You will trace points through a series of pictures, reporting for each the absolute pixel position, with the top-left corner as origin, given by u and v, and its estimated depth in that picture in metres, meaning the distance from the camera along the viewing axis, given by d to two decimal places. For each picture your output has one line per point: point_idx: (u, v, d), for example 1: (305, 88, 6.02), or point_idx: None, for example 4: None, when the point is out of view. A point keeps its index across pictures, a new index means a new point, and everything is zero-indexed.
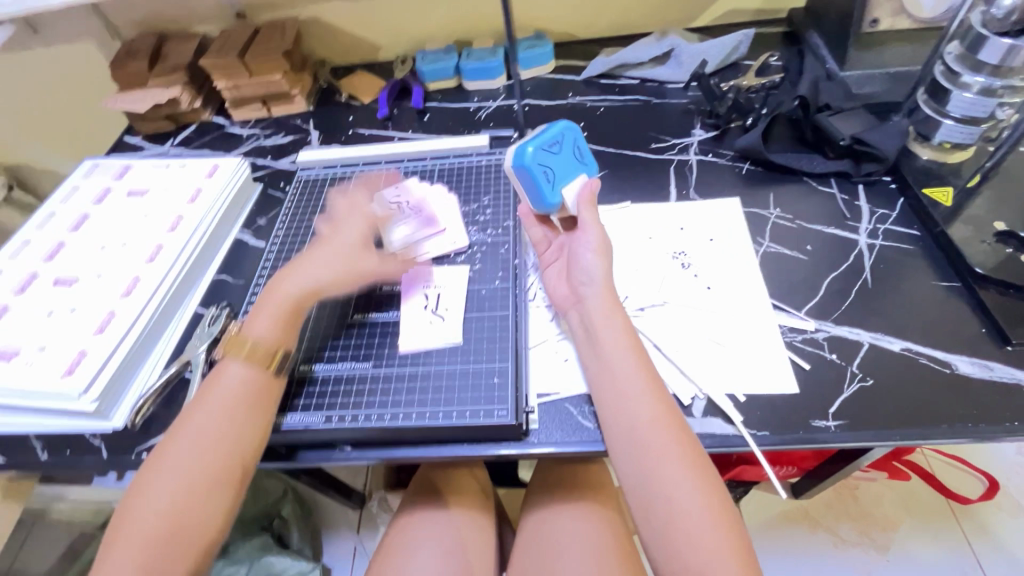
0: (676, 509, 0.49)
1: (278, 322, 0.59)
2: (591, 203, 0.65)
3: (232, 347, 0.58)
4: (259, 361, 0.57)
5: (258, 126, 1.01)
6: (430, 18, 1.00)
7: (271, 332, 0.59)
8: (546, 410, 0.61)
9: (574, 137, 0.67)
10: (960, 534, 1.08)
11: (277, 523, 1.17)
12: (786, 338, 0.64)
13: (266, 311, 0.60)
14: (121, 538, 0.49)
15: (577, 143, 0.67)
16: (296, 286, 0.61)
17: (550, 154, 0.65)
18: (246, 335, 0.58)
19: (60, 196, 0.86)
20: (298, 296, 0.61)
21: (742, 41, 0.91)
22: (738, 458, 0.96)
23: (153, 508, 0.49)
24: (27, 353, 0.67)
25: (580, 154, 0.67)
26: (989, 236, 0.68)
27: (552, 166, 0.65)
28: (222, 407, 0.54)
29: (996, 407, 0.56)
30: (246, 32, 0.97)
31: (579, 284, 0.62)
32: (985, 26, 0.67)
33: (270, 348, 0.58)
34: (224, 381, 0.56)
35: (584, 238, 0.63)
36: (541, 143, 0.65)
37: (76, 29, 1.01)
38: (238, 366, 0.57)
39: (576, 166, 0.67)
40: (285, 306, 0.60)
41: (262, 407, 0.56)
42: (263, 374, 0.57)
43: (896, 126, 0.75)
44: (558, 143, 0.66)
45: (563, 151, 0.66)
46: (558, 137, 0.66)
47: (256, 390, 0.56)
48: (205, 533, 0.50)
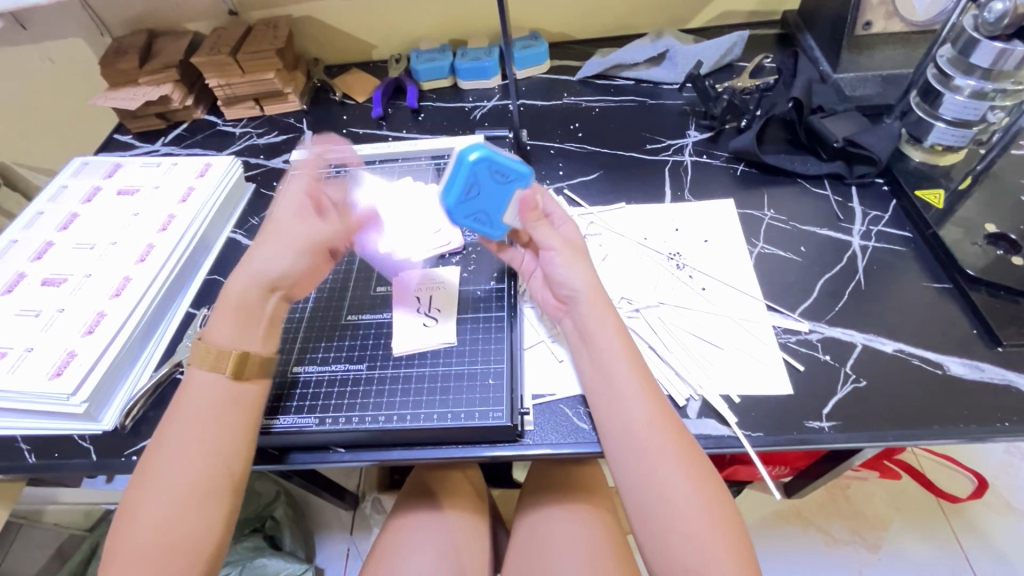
0: (676, 515, 0.49)
1: (238, 324, 0.58)
2: (537, 220, 0.62)
3: (197, 356, 0.56)
4: (229, 368, 0.56)
5: (251, 125, 1.00)
6: (425, 17, 1.00)
7: (232, 337, 0.57)
8: (541, 411, 0.61)
9: (485, 163, 0.56)
10: (950, 533, 1.09)
11: (269, 524, 1.15)
12: (780, 339, 0.64)
13: (229, 316, 0.58)
14: (121, 553, 0.49)
15: (494, 166, 0.56)
16: (250, 283, 0.59)
17: (472, 202, 0.58)
18: (208, 342, 0.56)
19: (48, 195, 0.85)
20: (254, 296, 0.59)
21: (736, 43, 0.91)
22: (732, 458, 0.96)
23: (149, 522, 0.49)
24: (15, 354, 0.66)
25: (502, 173, 0.57)
26: (980, 238, 0.68)
27: (482, 206, 0.59)
28: (192, 415, 0.53)
29: (987, 408, 0.57)
30: (238, 30, 0.96)
31: (562, 292, 0.60)
32: (976, 30, 0.67)
33: (229, 351, 0.56)
34: (192, 389, 0.55)
35: (551, 252, 0.60)
36: (456, 197, 0.57)
37: (65, 25, 1.00)
38: (202, 373, 0.55)
39: (506, 188, 0.58)
40: (243, 306, 0.58)
41: (234, 407, 0.55)
42: (228, 378, 0.55)
43: (889, 128, 0.75)
44: (476, 183, 0.57)
45: (482, 187, 0.57)
46: (470, 179, 0.56)
47: (222, 394, 0.55)
48: (205, 543, 0.50)
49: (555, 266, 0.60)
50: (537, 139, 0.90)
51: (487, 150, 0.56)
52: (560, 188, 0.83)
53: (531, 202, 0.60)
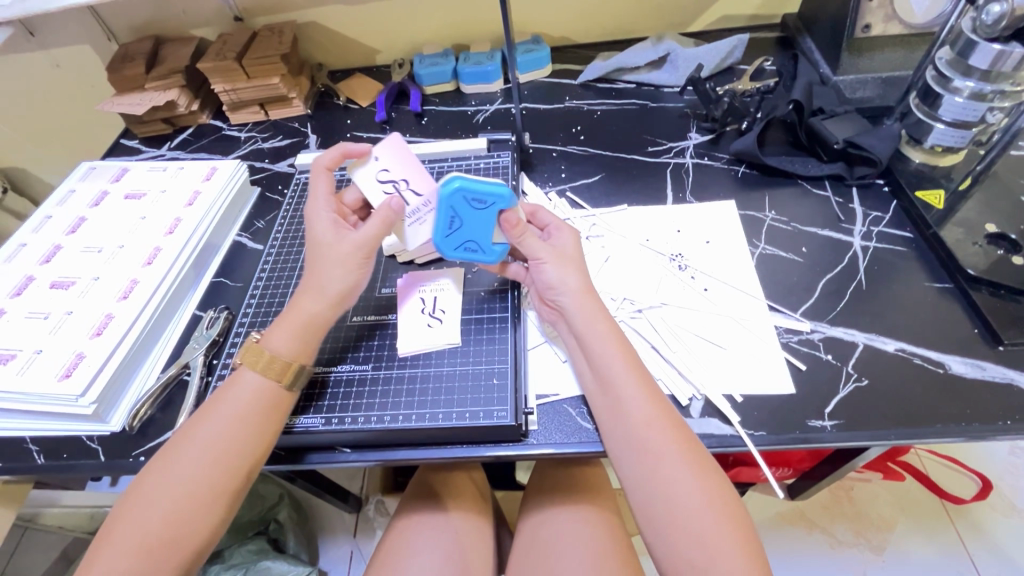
0: (682, 514, 0.49)
1: (298, 336, 0.58)
2: (520, 233, 0.61)
3: (249, 356, 0.57)
4: (275, 373, 0.56)
5: (256, 129, 1.01)
6: (427, 22, 1.01)
7: (290, 346, 0.57)
8: (545, 411, 0.62)
9: (461, 193, 0.59)
10: (955, 535, 1.08)
11: (273, 527, 1.16)
12: (782, 339, 0.64)
13: (287, 327, 0.58)
14: (117, 535, 0.49)
15: (468, 194, 0.59)
16: (316, 299, 0.59)
17: (457, 233, 0.62)
18: (265, 345, 0.57)
19: (56, 198, 0.86)
20: (320, 309, 0.59)
21: (737, 45, 0.92)
22: (735, 460, 0.96)
23: (152, 508, 0.50)
24: (24, 356, 0.66)
25: (479, 200, 0.60)
26: (980, 238, 0.69)
27: (469, 233, 0.62)
28: (231, 414, 0.54)
29: (989, 406, 0.57)
30: (244, 36, 0.97)
31: (550, 297, 0.61)
32: (974, 32, 0.68)
33: (288, 361, 0.57)
34: (238, 387, 0.56)
35: (537, 262, 0.61)
36: (441, 230, 0.62)
37: (73, 32, 1.01)
38: (254, 374, 0.56)
39: (485, 213, 0.60)
40: (305, 319, 0.59)
41: (271, 416, 0.55)
42: (278, 386, 0.56)
43: (889, 130, 0.76)
44: (455, 215, 0.61)
45: (464, 218, 0.61)
46: (451, 212, 0.60)
47: (269, 401, 0.56)
48: (195, 541, 0.50)
49: (541, 275, 0.61)
50: (539, 142, 0.91)
51: (459, 179, 0.59)
52: (563, 191, 0.83)
53: (513, 219, 0.60)
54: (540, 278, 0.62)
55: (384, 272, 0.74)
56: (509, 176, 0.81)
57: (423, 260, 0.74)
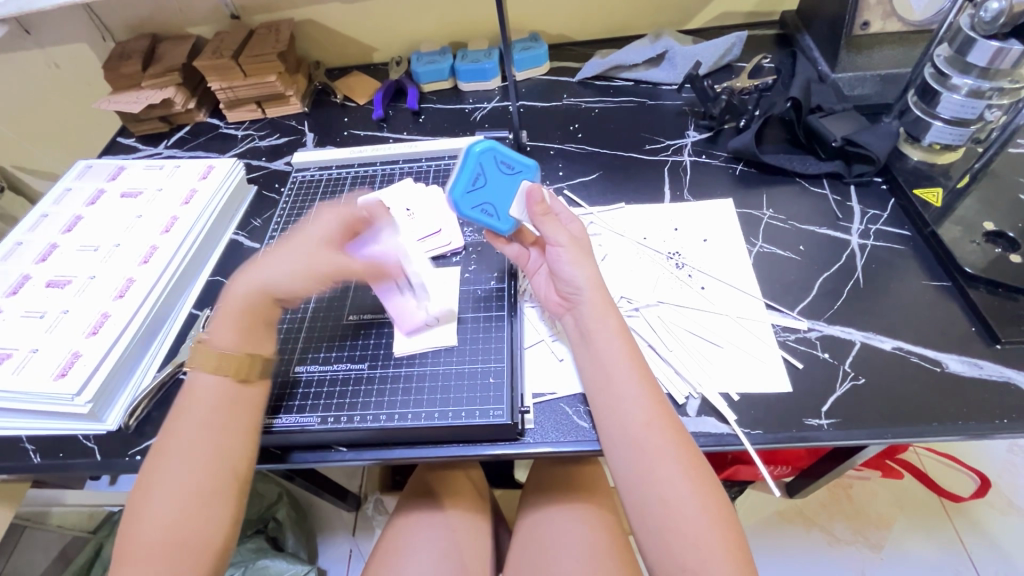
0: (672, 516, 0.49)
1: (241, 328, 0.58)
2: (544, 215, 0.62)
3: (198, 357, 0.56)
4: (228, 369, 0.56)
5: (253, 128, 1.01)
6: (424, 20, 1.01)
7: (236, 340, 0.58)
8: (542, 410, 0.62)
9: (491, 153, 0.62)
10: (953, 533, 1.08)
11: (272, 525, 1.16)
12: (779, 338, 0.64)
13: (230, 319, 0.59)
14: (128, 552, 0.49)
15: (501, 158, 0.63)
16: (260, 288, 0.59)
17: (479, 192, 0.63)
18: (211, 343, 0.57)
19: (53, 197, 0.86)
20: (257, 297, 0.59)
21: (735, 43, 0.92)
22: (733, 458, 0.96)
23: (158, 520, 0.50)
24: (20, 355, 0.66)
25: (508, 165, 0.63)
26: (979, 237, 0.68)
27: (489, 197, 0.63)
28: (204, 417, 0.54)
29: (987, 405, 0.57)
30: (240, 34, 0.97)
31: (566, 292, 0.61)
32: (973, 29, 0.67)
33: (235, 355, 0.57)
34: (196, 390, 0.55)
35: (556, 248, 0.60)
36: (464, 185, 0.63)
37: (69, 30, 1.00)
38: (209, 375, 0.56)
39: (511, 179, 0.63)
40: (248, 311, 0.59)
41: (237, 414, 0.55)
42: (234, 382, 0.56)
43: (887, 128, 0.76)
44: (482, 172, 0.63)
45: (488, 176, 0.63)
46: (478, 168, 0.62)
47: (229, 399, 0.55)
48: (208, 546, 0.50)
49: (561, 263, 0.60)
50: (537, 140, 0.91)
51: (492, 142, 0.62)
52: (560, 189, 0.83)
53: (537, 197, 0.62)
54: (555, 265, 0.61)
55: None
56: None
57: None
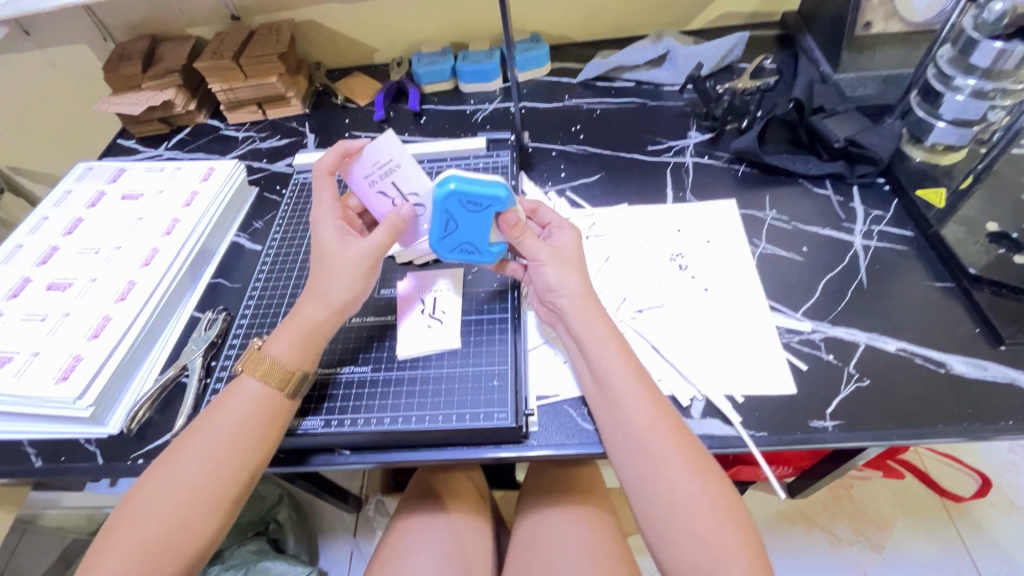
0: (682, 516, 0.49)
1: (301, 345, 0.57)
2: (521, 235, 0.60)
3: (250, 363, 0.57)
4: (275, 380, 0.56)
5: (253, 129, 1.00)
6: (425, 20, 1.00)
7: (296, 359, 0.57)
8: (546, 412, 0.61)
9: (454, 197, 0.58)
10: (954, 533, 1.08)
11: (273, 527, 1.16)
12: (783, 339, 0.64)
13: (290, 333, 0.58)
14: (116, 540, 0.49)
15: (465, 198, 0.58)
16: (320, 309, 0.58)
17: (453, 235, 0.61)
18: (267, 352, 0.57)
19: (53, 199, 0.85)
20: (323, 318, 0.58)
21: (737, 44, 0.92)
22: (735, 459, 0.96)
23: (149, 516, 0.49)
24: (21, 358, 0.66)
25: (474, 203, 0.58)
26: (982, 237, 0.68)
27: (464, 236, 0.61)
28: (228, 422, 0.54)
29: (992, 406, 0.57)
30: (241, 35, 0.96)
31: (549, 299, 0.61)
32: (976, 29, 0.67)
33: (290, 369, 0.56)
34: (237, 395, 0.55)
35: (536, 264, 0.61)
36: (437, 232, 0.61)
37: (70, 30, 1.00)
38: (256, 382, 0.56)
39: (482, 214, 0.59)
40: (315, 333, 0.58)
41: (268, 422, 0.55)
42: (279, 394, 0.56)
43: (890, 128, 0.76)
44: (450, 216, 0.59)
45: (459, 219, 0.60)
46: (445, 215, 0.59)
47: (264, 407, 0.55)
48: (196, 545, 0.50)
49: (540, 277, 0.61)
50: (538, 142, 0.91)
51: (451, 184, 0.57)
52: (562, 190, 0.83)
53: (512, 220, 0.59)
54: (537, 280, 0.61)
55: (383, 273, 0.74)
56: (508, 175, 0.80)
57: (423, 260, 0.73)
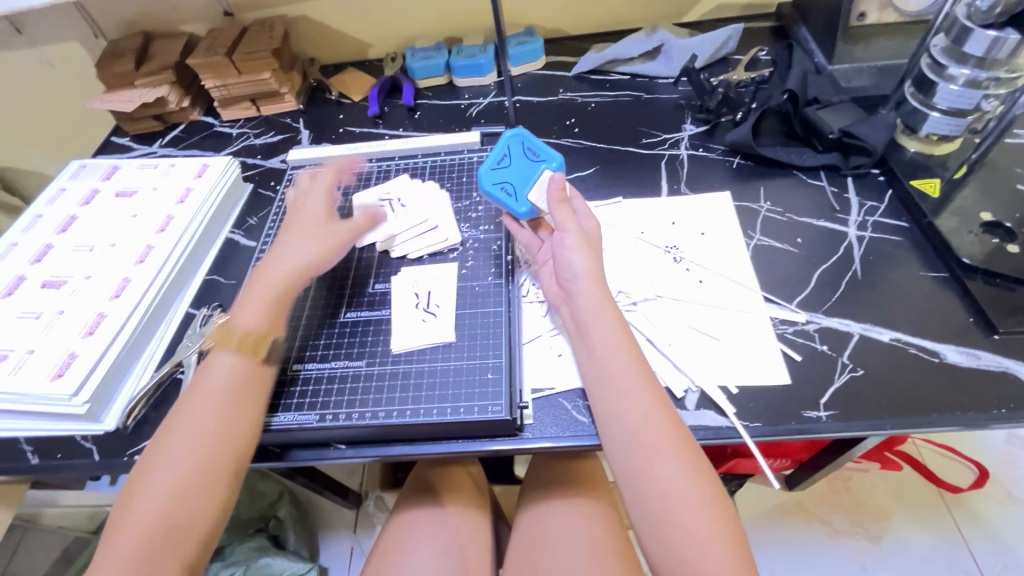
0: (672, 508, 0.49)
1: (268, 309, 0.59)
2: (561, 202, 0.63)
3: (220, 338, 0.57)
4: (248, 349, 0.57)
5: (247, 126, 1.00)
6: (419, 15, 1.00)
7: (261, 321, 0.58)
8: (540, 405, 0.62)
9: (520, 139, 0.70)
10: (952, 524, 1.09)
11: (273, 524, 1.16)
12: (777, 330, 0.64)
13: (255, 299, 0.59)
14: (118, 530, 0.49)
15: (527, 143, 0.70)
16: (283, 272, 0.61)
17: (502, 170, 0.68)
18: (234, 325, 0.58)
19: (47, 197, 0.85)
20: (287, 280, 0.61)
21: (730, 36, 0.92)
22: (733, 451, 0.96)
23: (150, 504, 0.49)
24: (16, 356, 0.66)
25: (534, 152, 0.69)
26: (976, 227, 0.68)
27: (509, 175, 0.68)
28: (215, 397, 0.54)
29: (986, 395, 0.57)
30: (234, 31, 0.96)
31: (563, 280, 0.61)
32: (969, 19, 0.68)
33: (258, 335, 0.58)
34: (216, 371, 0.56)
35: (559, 240, 0.61)
36: (490, 161, 0.69)
37: (62, 28, 1.00)
38: (228, 355, 0.57)
39: (533, 164, 0.69)
40: (279, 296, 0.60)
41: (254, 394, 0.56)
42: (255, 363, 0.57)
43: (883, 119, 0.76)
44: (509, 152, 0.69)
45: (513, 159, 0.69)
46: (505, 150, 0.69)
47: (246, 377, 0.56)
48: (202, 527, 0.50)
49: (563, 252, 0.60)
50: (533, 136, 0.91)
51: (520, 132, 0.70)
52: None
53: (557, 181, 0.64)
54: (557, 258, 0.61)
55: (377, 268, 0.74)
56: None
57: (418, 256, 0.73)
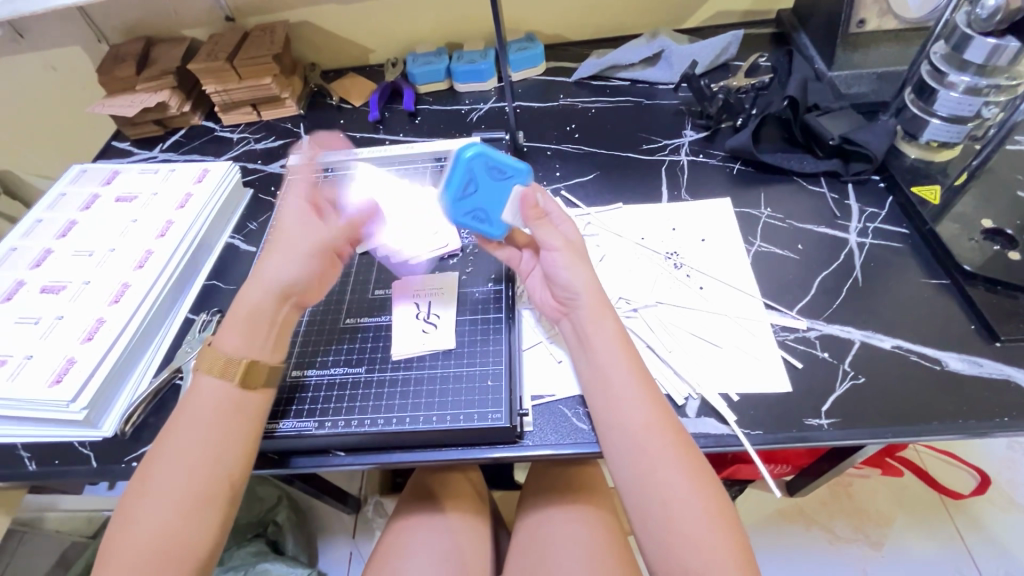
0: (675, 518, 0.49)
1: (249, 333, 0.57)
2: (538, 219, 0.60)
3: (204, 362, 0.56)
4: (230, 374, 0.55)
5: (248, 130, 1.00)
6: (420, 20, 1.00)
7: (245, 346, 0.57)
8: (541, 412, 0.61)
9: (481, 157, 0.58)
10: (954, 530, 1.08)
11: (272, 529, 1.15)
12: (778, 337, 0.64)
13: (237, 322, 0.57)
14: (114, 556, 0.49)
15: (491, 162, 0.58)
16: (262, 292, 0.58)
17: (469, 199, 0.60)
18: (217, 347, 0.56)
19: (47, 202, 0.85)
20: (268, 301, 0.58)
21: (731, 42, 0.92)
22: (733, 457, 0.96)
23: (142, 532, 0.49)
24: (14, 362, 0.66)
25: (500, 170, 0.59)
26: (977, 234, 0.68)
27: (479, 202, 0.60)
28: (199, 425, 0.53)
29: (987, 403, 0.57)
30: (235, 36, 0.96)
31: (560, 294, 0.60)
32: (969, 26, 0.68)
33: (242, 361, 0.56)
34: (198, 398, 0.55)
35: (551, 253, 0.60)
36: (454, 193, 0.59)
37: (63, 32, 1.00)
38: (212, 380, 0.55)
39: (503, 183, 0.60)
40: (262, 317, 0.58)
41: (238, 419, 0.55)
42: (238, 387, 0.55)
43: (884, 125, 0.76)
44: (473, 178, 0.58)
45: (479, 183, 0.59)
46: (467, 175, 0.58)
47: (231, 403, 0.55)
48: (196, 553, 0.50)
49: (556, 267, 0.59)
50: (534, 141, 0.91)
51: (480, 147, 0.58)
52: (557, 190, 0.83)
53: (531, 199, 0.60)
54: (551, 272, 0.60)
55: (378, 274, 0.73)
56: None
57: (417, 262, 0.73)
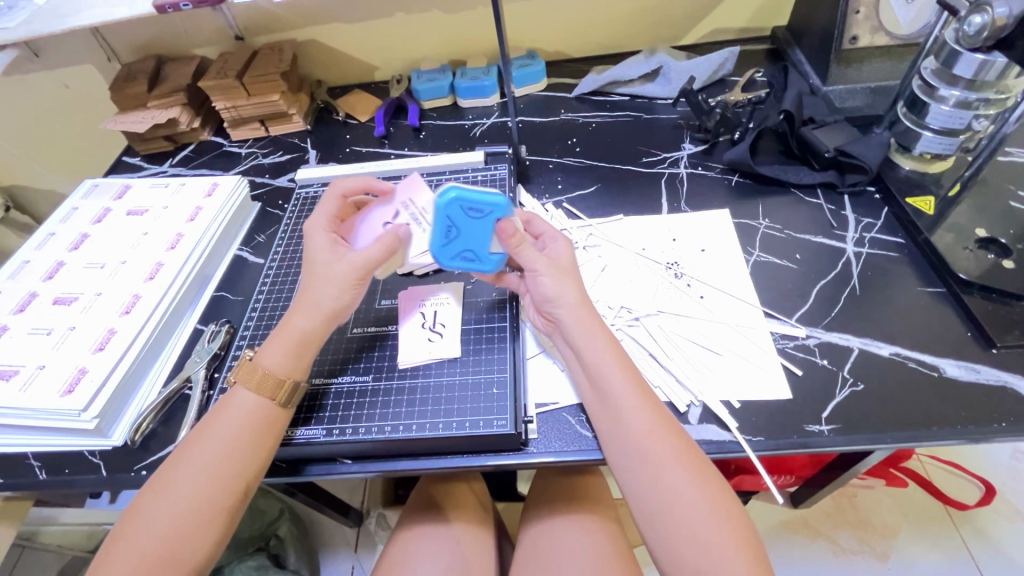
0: (679, 523, 0.50)
1: (293, 354, 0.58)
2: (519, 245, 0.61)
3: (243, 374, 0.57)
4: (269, 391, 0.57)
5: (256, 146, 1.02)
6: (424, 39, 1.03)
7: (286, 365, 0.58)
8: (544, 420, 0.62)
9: (457, 203, 0.59)
10: (960, 542, 1.08)
11: (274, 543, 1.15)
12: (777, 345, 0.65)
13: (282, 343, 0.59)
14: (116, 554, 0.49)
15: (466, 204, 0.59)
16: (310, 316, 0.59)
17: (454, 242, 0.62)
18: (259, 363, 0.58)
19: (59, 216, 0.87)
20: (313, 326, 0.59)
21: (729, 57, 0.94)
22: (737, 468, 0.97)
23: (149, 533, 0.50)
24: (27, 372, 0.67)
25: (476, 210, 0.60)
26: (971, 243, 0.70)
27: (467, 244, 0.62)
28: (223, 434, 0.54)
29: (985, 408, 0.58)
30: (245, 54, 0.99)
31: (547, 309, 0.61)
32: (958, 42, 0.69)
33: (282, 379, 0.57)
34: (232, 408, 0.56)
35: (533, 274, 0.61)
36: (439, 239, 0.61)
37: (79, 52, 1.03)
38: (247, 393, 0.57)
39: (483, 221, 0.60)
40: (305, 339, 0.59)
41: (266, 434, 0.56)
42: (274, 404, 0.57)
43: (878, 138, 0.78)
44: (453, 223, 0.60)
45: (460, 226, 0.61)
46: (447, 221, 0.60)
47: (261, 417, 0.56)
48: (199, 558, 0.50)
49: (538, 285, 0.61)
50: (537, 155, 0.93)
51: (453, 192, 0.59)
52: (559, 202, 0.84)
53: (510, 230, 0.60)
54: (535, 289, 0.61)
55: (384, 284, 0.75)
56: (506, 188, 0.82)
57: (422, 272, 0.75)
